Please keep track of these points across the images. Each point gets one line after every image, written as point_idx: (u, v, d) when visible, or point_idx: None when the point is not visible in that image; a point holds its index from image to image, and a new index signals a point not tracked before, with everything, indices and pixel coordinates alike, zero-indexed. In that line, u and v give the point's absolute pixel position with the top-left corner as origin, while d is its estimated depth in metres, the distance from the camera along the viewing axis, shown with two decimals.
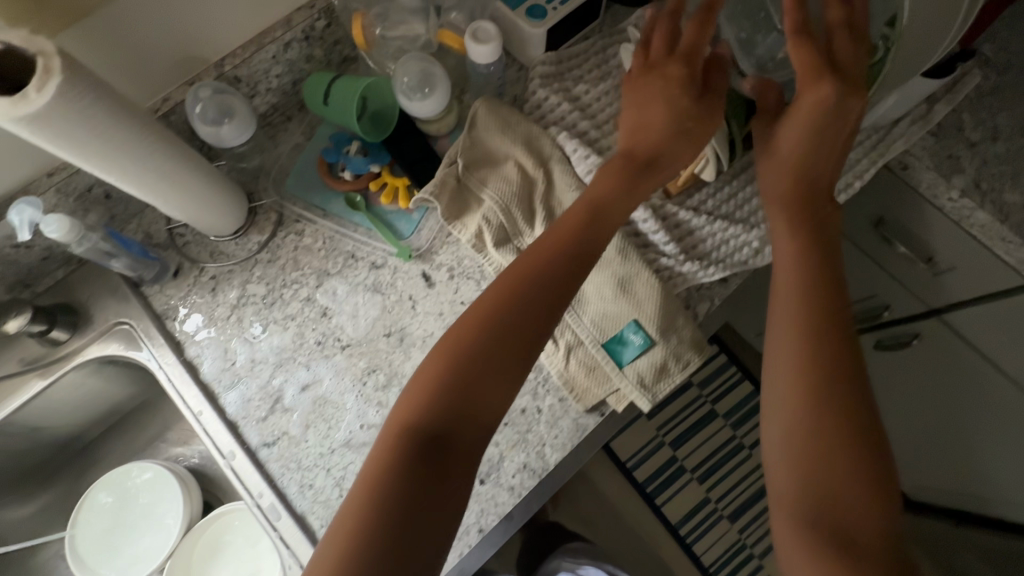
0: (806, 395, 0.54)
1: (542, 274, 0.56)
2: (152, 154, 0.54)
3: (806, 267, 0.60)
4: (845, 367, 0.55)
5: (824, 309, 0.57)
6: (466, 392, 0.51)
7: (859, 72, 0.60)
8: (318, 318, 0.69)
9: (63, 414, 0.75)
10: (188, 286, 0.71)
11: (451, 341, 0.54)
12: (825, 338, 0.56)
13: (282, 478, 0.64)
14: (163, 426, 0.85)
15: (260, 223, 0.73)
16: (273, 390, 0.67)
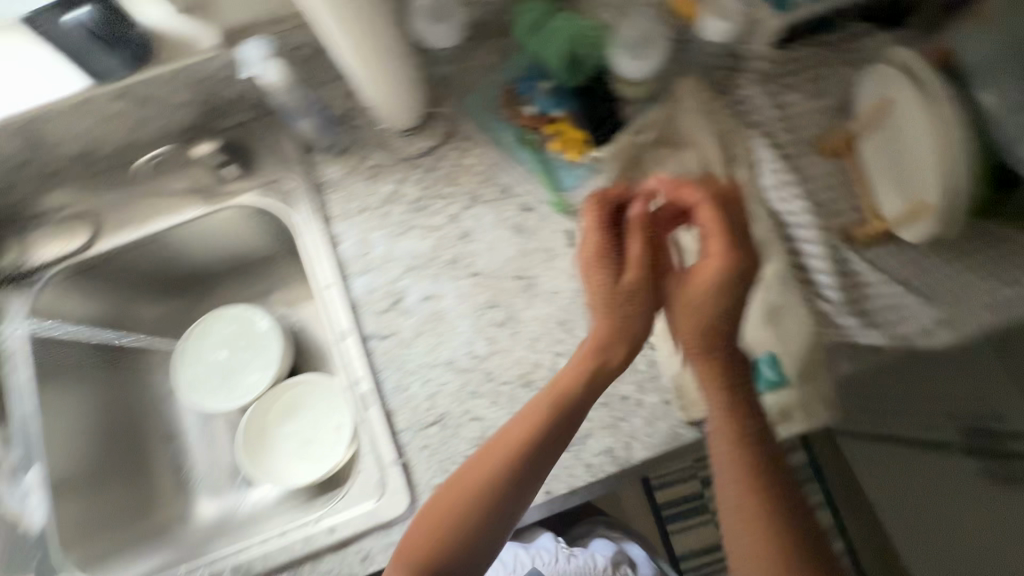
0: (759, 551, 0.50)
1: (522, 440, 0.55)
2: (378, 43, 0.58)
3: (750, 429, 0.56)
4: (783, 521, 0.51)
5: (764, 478, 0.53)
6: (469, 509, 0.53)
7: (744, 257, 0.57)
8: (457, 238, 0.70)
9: (203, 246, 0.81)
10: (350, 167, 0.73)
11: (456, 476, 0.55)
12: (747, 491, 0.53)
13: (382, 372, 0.66)
14: (274, 283, 0.88)
15: (433, 129, 0.74)
16: (398, 289, 0.68)
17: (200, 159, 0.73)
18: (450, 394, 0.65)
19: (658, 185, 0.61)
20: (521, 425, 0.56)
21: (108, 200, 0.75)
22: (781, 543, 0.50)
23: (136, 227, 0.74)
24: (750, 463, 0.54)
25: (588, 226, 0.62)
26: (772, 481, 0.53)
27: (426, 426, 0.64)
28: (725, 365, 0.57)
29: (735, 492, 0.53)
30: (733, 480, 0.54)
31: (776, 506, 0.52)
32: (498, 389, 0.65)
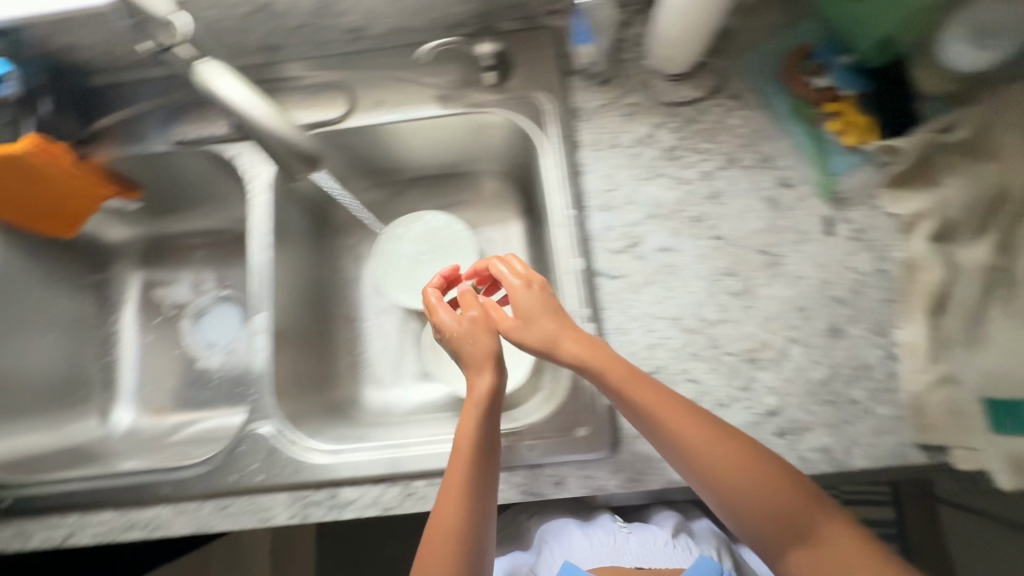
0: (781, 534, 0.46)
1: (468, 454, 0.50)
2: (697, 21, 0.61)
3: (668, 419, 0.48)
4: (753, 484, 0.46)
5: (685, 427, 0.48)
6: (462, 543, 0.47)
7: (531, 301, 0.53)
8: (706, 197, 0.67)
9: (423, 147, 0.79)
10: (607, 99, 0.70)
11: (430, 535, 0.47)
12: (725, 476, 0.46)
13: (604, 311, 0.65)
14: (471, 198, 0.87)
15: (702, 79, 0.70)
16: (635, 233, 0.66)
17: (472, 58, 0.72)
18: (670, 350, 0.63)
19: (496, 261, 0.57)
20: (466, 461, 0.50)
21: (357, 76, 0.74)
22: (799, 520, 0.45)
23: (375, 114, 0.72)
24: (726, 450, 0.47)
25: (449, 325, 0.55)
26: (712, 442, 0.47)
27: (641, 375, 0.63)
28: (605, 366, 0.50)
29: (756, 506, 0.46)
30: (730, 489, 0.46)
31: (758, 459, 0.47)
32: (721, 358, 0.63)
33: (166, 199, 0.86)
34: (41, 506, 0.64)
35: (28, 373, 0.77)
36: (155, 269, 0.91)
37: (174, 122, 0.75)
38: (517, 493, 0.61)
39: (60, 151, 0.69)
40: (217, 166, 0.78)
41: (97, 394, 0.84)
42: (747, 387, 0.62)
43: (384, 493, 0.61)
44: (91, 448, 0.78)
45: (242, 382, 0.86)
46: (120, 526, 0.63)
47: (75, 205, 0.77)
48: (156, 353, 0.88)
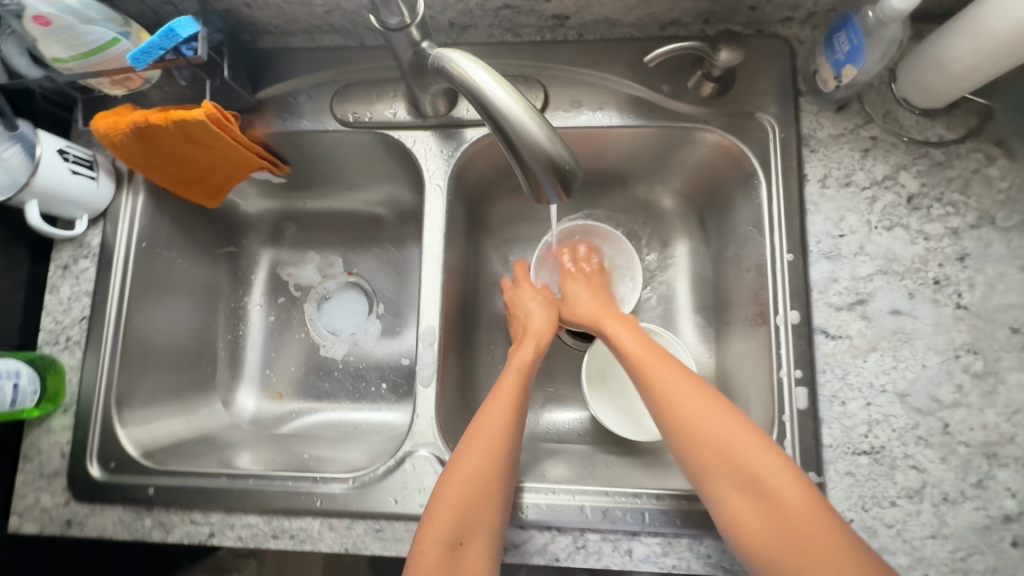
0: (739, 489, 0.46)
1: (515, 370, 0.60)
2: (992, 56, 0.51)
3: (675, 387, 0.52)
4: (732, 446, 0.47)
5: (696, 402, 0.51)
6: (490, 458, 0.52)
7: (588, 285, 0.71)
8: (953, 258, 0.58)
9: (602, 155, 0.71)
10: (844, 128, 0.61)
11: (462, 448, 0.53)
12: (705, 439, 0.49)
13: (819, 374, 0.57)
14: (640, 215, 0.77)
15: (958, 117, 0.60)
16: (863, 289, 0.58)
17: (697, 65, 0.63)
18: (892, 429, 0.56)
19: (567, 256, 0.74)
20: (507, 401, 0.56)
21: (552, 66, 0.65)
22: (741, 455, 0.47)
23: (575, 115, 0.65)
24: (710, 412, 0.50)
25: (535, 313, 0.67)
26: (700, 410, 0.50)
27: (855, 453, 0.56)
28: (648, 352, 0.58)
29: (732, 461, 0.47)
30: (706, 453, 0.48)
31: (751, 434, 0.48)
32: (953, 447, 0.55)
33: (307, 176, 0.80)
34: (185, 500, 0.61)
35: (164, 347, 0.72)
36: (282, 247, 0.84)
37: (343, 98, 0.68)
38: (700, 565, 0.55)
39: (231, 123, 0.63)
40: (383, 150, 0.72)
41: (221, 373, 0.79)
42: (980, 484, 0.54)
43: (553, 541, 0.57)
44: (216, 435, 0.73)
45: (367, 377, 0.79)
46: (267, 534, 0.59)
47: (224, 176, 0.71)
48: (279, 334, 0.82)
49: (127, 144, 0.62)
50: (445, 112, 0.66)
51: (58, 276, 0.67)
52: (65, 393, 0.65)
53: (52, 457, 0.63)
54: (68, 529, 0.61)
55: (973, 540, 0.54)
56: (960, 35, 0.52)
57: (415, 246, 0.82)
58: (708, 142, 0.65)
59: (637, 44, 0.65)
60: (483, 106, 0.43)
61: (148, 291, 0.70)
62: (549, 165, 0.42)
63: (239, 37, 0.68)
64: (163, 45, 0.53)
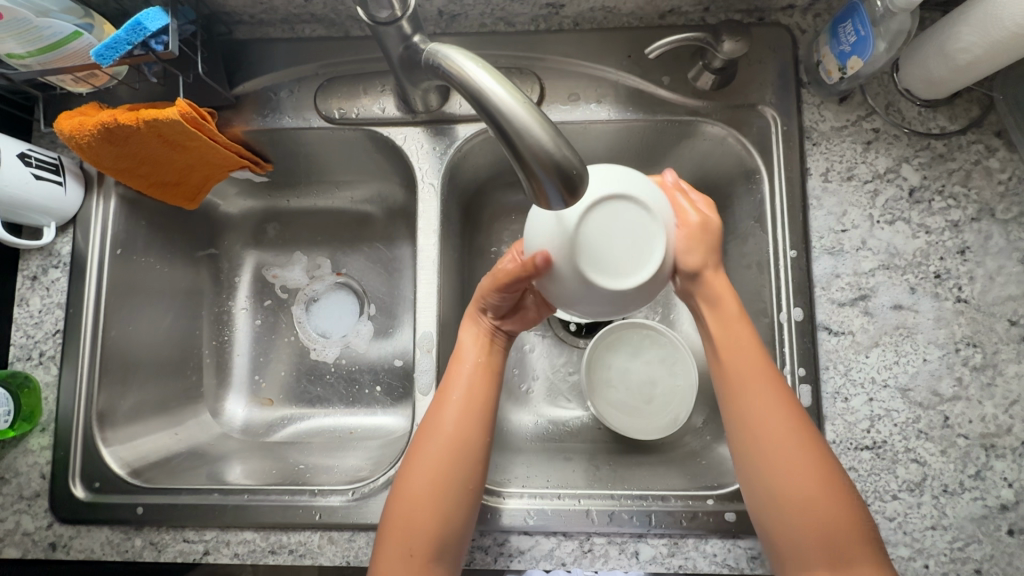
0: (811, 540, 0.45)
1: (483, 365, 0.55)
2: (1006, 44, 0.49)
3: (759, 389, 0.49)
4: (808, 486, 0.46)
5: (766, 408, 0.48)
6: (435, 476, 0.50)
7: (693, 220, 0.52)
8: (954, 251, 0.57)
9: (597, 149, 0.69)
10: (846, 120, 0.60)
11: (410, 463, 0.51)
12: (780, 471, 0.47)
13: (823, 371, 0.57)
14: None
15: (958, 107, 0.59)
16: (865, 284, 0.58)
17: (697, 55, 0.62)
18: (895, 424, 0.56)
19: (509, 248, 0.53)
20: (459, 402, 0.52)
21: (547, 57, 0.63)
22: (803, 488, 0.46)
23: (574, 108, 0.63)
24: (790, 438, 0.47)
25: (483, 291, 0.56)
26: (782, 436, 0.47)
27: (858, 449, 0.56)
28: (726, 330, 0.51)
29: (795, 483, 0.46)
30: (776, 487, 0.47)
31: (825, 475, 0.46)
32: (952, 439, 0.55)
33: (293, 175, 0.76)
34: (176, 518, 0.58)
35: (146, 358, 0.69)
36: (266, 248, 0.81)
37: (328, 92, 0.64)
38: (707, 564, 0.55)
39: (207, 122, 0.60)
40: (372, 148, 0.69)
41: (208, 382, 0.76)
42: (979, 475, 0.54)
43: (559, 546, 0.56)
44: (206, 448, 0.71)
45: (360, 380, 0.77)
46: (264, 550, 0.57)
47: (202, 176, 0.67)
48: (268, 339, 0.79)
49: (96, 147, 0.58)
50: (437, 106, 0.63)
51: (26, 288, 0.63)
52: (42, 411, 0.62)
53: (31, 479, 0.60)
54: (53, 553, 0.58)
55: (971, 530, 0.54)
56: (970, 23, 0.50)
57: (405, 244, 0.79)
58: (710, 136, 0.64)
59: (635, 33, 0.63)
60: (482, 103, 0.40)
61: (125, 299, 0.67)
62: (552, 167, 0.38)
63: (213, 28, 0.64)
64: (130, 40, 0.49)
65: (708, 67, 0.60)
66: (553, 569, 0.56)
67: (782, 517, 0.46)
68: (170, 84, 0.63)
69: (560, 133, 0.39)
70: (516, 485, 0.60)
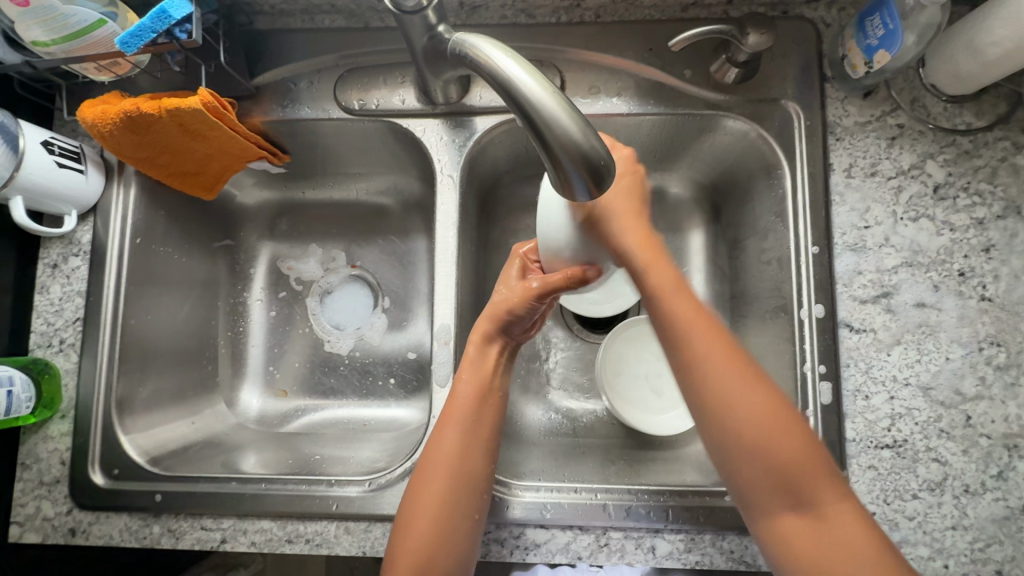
0: (775, 485, 0.43)
1: (481, 391, 0.54)
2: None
3: (695, 335, 0.46)
4: (760, 416, 0.44)
5: (711, 354, 0.46)
6: (439, 507, 0.50)
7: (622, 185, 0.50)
8: (978, 249, 0.57)
9: (616, 143, 0.68)
10: (871, 116, 0.60)
11: (415, 497, 0.51)
12: (732, 411, 0.44)
13: (843, 368, 0.57)
14: (655, 207, 0.75)
15: (984, 103, 0.59)
16: (888, 281, 0.57)
17: (720, 48, 0.61)
18: (916, 423, 0.55)
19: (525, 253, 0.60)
20: (460, 431, 0.52)
21: (567, 49, 0.63)
22: (762, 435, 0.43)
23: (594, 101, 0.63)
24: (733, 373, 0.45)
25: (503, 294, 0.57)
26: (727, 371, 0.45)
27: (878, 447, 0.55)
28: (650, 267, 0.49)
29: (748, 428, 0.44)
30: (727, 430, 0.44)
31: (781, 418, 0.44)
32: (974, 439, 0.54)
33: (309, 166, 0.76)
34: (193, 506, 0.58)
35: (164, 347, 0.70)
36: (282, 240, 0.81)
37: (348, 83, 0.64)
38: (724, 560, 0.55)
39: (228, 112, 0.60)
40: (390, 140, 0.69)
41: (223, 372, 0.76)
42: (1001, 475, 0.54)
43: (575, 540, 0.56)
44: (222, 437, 0.71)
45: (374, 372, 0.77)
46: (281, 538, 0.57)
47: (221, 166, 0.67)
48: (283, 330, 0.79)
49: (118, 136, 0.58)
50: (457, 98, 0.63)
51: (47, 276, 0.64)
52: (62, 398, 0.62)
53: (52, 465, 0.61)
54: (72, 538, 0.59)
55: (992, 531, 0.53)
56: (1001, 17, 0.50)
57: (420, 237, 0.79)
58: (731, 130, 0.63)
59: (656, 26, 0.63)
60: (511, 93, 0.39)
61: (143, 288, 0.67)
62: (580, 159, 0.38)
63: (234, 18, 0.64)
64: (155, 28, 0.50)
65: (731, 60, 0.60)
66: (569, 562, 0.56)
67: (742, 466, 0.44)
68: (192, 74, 0.63)
69: (588, 123, 0.39)
70: (532, 478, 0.60)
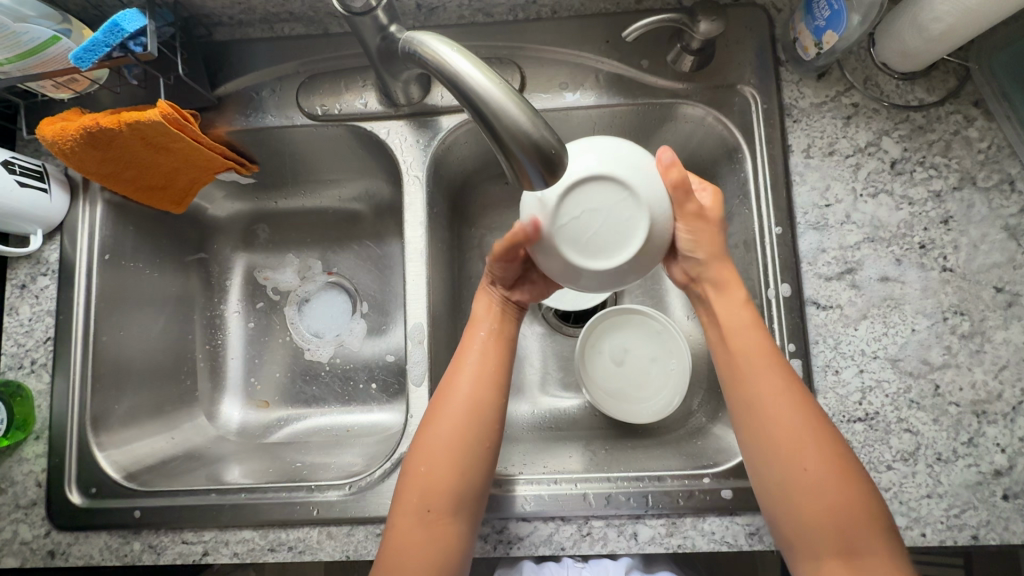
0: (820, 535, 0.45)
1: (494, 334, 0.56)
2: (977, 12, 0.50)
3: (757, 378, 0.49)
4: (821, 480, 0.45)
5: (782, 404, 0.48)
6: (452, 437, 0.50)
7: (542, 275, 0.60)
8: (937, 222, 0.58)
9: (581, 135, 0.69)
10: (826, 96, 0.61)
11: (428, 424, 0.52)
12: (796, 462, 0.46)
13: (813, 345, 0.57)
14: None
15: (935, 79, 0.60)
16: (852, 257, 0.58)
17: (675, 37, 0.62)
18: (886, 395, 0.56)
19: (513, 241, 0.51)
20: (475, 366, 0.53)
21: (526, 46, 0.64)
22: (821, 491, 0.45)
23: (556, 96, 0.63)
24: (804, 425, 0.47)
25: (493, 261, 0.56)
26: (795, 433, 0.47)
27: (851, 421, 0.56)
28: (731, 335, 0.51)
29: (802, 488, 0.46)
30: (796, 475, 0.46)
31: (842, 469, 0.46)
32: (944, 407, 0.55)
33: (279, 175, 0.76)
34: (173, 520, 0.58)
35: (139, 363, 0.69)
36: (256, 251, 0.81)
37: (311, 90, 0.64)
38: (706, 542, 0.55)
39: (190, 123, 0.60)
40: (357, 144, 0.69)
41: (203, 386, 0.76)
42: (972, 442, 0.54)
43: (558, 530, 0.56)
44: (203, 450, 0.71)
45: (355, 378, 0.77)
46: (263, 548, 0.57)
47: (188, 179, 0.67)
48: (261, 340, 0.79)
49: (79, 152, 0.58)
50: (419, 99, 0.63)
51: (16, 296, 0.63)
52: (36, 419, 0.62)
53: (28, 487, 0.60)
54: (51, 560, 0.58)
55: (967, 497, 0.54)
56: None
57: (395, 240, 0.79)
58: (692, 118, 0.64)
59: (613, 19, 0.64)
60: (461, 88, 0.40)
61: (114, 304, 0.67)
62: (531, 148, 0.38)
63: (192, 30, 0.64)
64: (108, 42, 0.50)
65: (684, 48, 0.61)
66: (553, 553, 0.56)
67: (786, 508, 0.46)
68: (153, 87, 0.63)
69: (538, 113, 0.39)
70: (511, 472, 0.60)
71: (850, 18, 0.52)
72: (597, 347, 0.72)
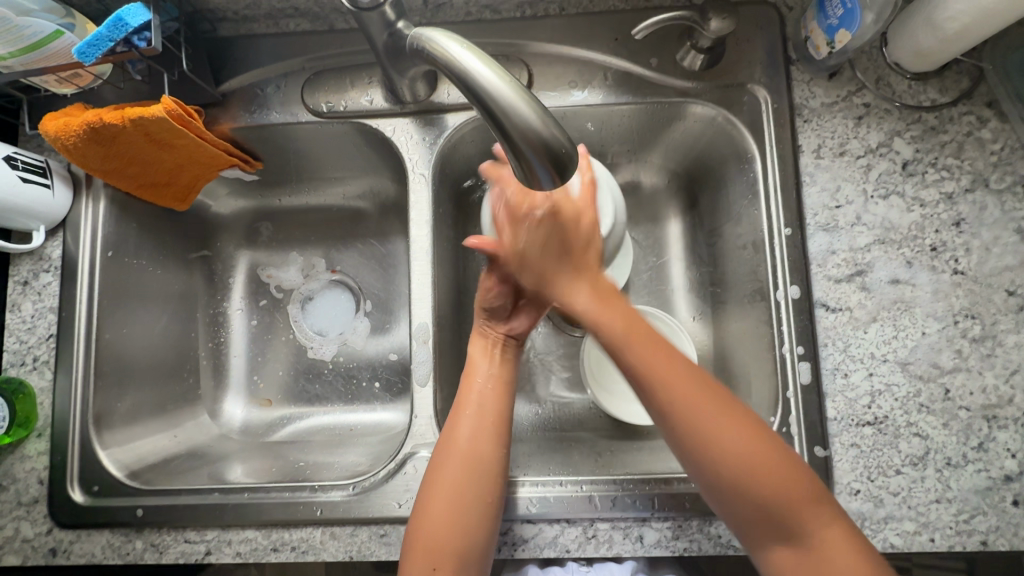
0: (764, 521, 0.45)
1: (489, 382, 0.56)
2: (994, 11, 0.49)
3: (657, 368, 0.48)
4: (749, 461, 0.45)
5: (694, 396, 0.47)
6: (454, 495, 0.50)
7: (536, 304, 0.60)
8: (949, 224, 0.57)
9: (588, 134, 0.68)
10: (837, 96, 0.60)
11: (429, 482, 0.51)
12: (717, 451, 0.45)
13: (822, 348, 0.57)
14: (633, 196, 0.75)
15: (948, 79, 0.59)
16: (862, 259, 0.58)
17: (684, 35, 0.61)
18: (896, 399, 0.55)
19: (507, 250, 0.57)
20: (473, 417, 0.53)
21: (534, 43, 0.63)
22: (752, 476, 0.45)
23: (564, 94, 0.63)
24: (711, 412, 0.46)
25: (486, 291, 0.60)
26: (715, 418, 0.46)
27: (860, 425, 0.55)
28: (599, 320, 0.52)
29: (737, 478, 0.45)
30: (709, 471, 0.46)
31: (767, 448, 0.46)
32: (954, 412, 0.55)
33: (282, 172, 0.76)
34: (176, 519, 0.58)
35: (142, 360, 0.69)
36: (260, 248, 0.80)
37: (316, 86, 0.64)
38: (712, 546, 0.55)
39: (194, 119, 0.59)
40: (361, 141, 0.68)
41: (205, 383, 0.75)
42: (982, 447, 0.54)
43: (562, 533, 0.55)
44: (206, 449, 0.70)
45: (358, 376, 0.76)
46: (266, 548, 0.57)
47: (191, 176, 0.67)
48: (264, 339, 0.78)
49: (82, 148, 0.57)
50: (425, 96, 0.63)
51: (18, 293, 0.63)
52: (38, 417, 0.61)
53: (29, 485, 0.60)
54: (53, 559, 0.58)
55: (976, 502, 0.53)
56: None
57: (399, 239, 0.79)
58: (701, 117, 0.64)
59: (622, 17, 0.63)
60: (470, 86, 0.39)
61: (117, 301, 0.66)
62: (542, 148, 0.38)
63: (197, 26, 0.63)
64: (112, 37, 0.50)
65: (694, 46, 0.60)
66: (557, 556, 0.56)
67: (734, 506, 0.45)
68: (157, 83, 0.63)
69: (549, 113, 0.39)
70: (515, 473, 0.60)
71: (863, 17, 0.51)
72: (602, 348, 0.71)
